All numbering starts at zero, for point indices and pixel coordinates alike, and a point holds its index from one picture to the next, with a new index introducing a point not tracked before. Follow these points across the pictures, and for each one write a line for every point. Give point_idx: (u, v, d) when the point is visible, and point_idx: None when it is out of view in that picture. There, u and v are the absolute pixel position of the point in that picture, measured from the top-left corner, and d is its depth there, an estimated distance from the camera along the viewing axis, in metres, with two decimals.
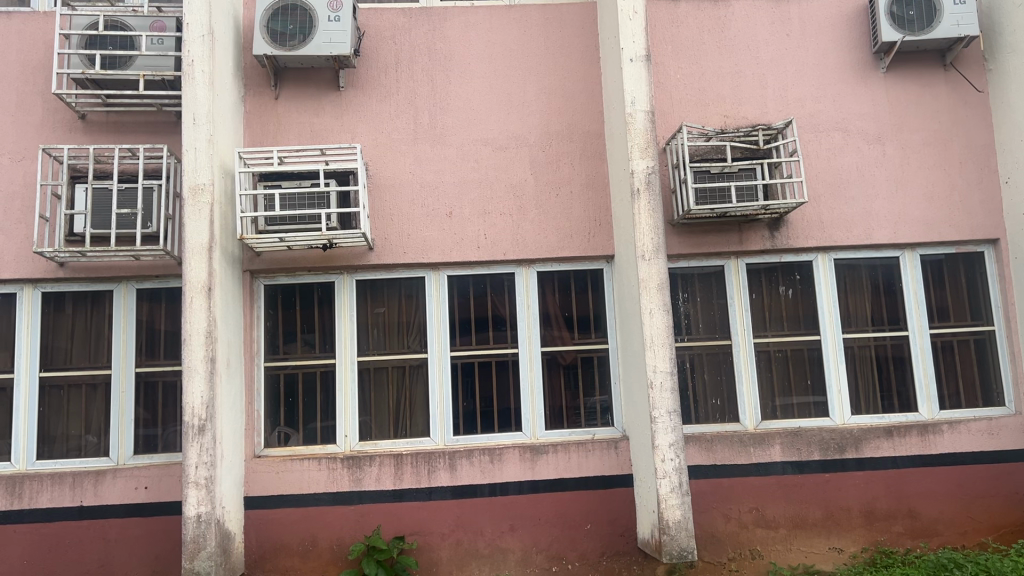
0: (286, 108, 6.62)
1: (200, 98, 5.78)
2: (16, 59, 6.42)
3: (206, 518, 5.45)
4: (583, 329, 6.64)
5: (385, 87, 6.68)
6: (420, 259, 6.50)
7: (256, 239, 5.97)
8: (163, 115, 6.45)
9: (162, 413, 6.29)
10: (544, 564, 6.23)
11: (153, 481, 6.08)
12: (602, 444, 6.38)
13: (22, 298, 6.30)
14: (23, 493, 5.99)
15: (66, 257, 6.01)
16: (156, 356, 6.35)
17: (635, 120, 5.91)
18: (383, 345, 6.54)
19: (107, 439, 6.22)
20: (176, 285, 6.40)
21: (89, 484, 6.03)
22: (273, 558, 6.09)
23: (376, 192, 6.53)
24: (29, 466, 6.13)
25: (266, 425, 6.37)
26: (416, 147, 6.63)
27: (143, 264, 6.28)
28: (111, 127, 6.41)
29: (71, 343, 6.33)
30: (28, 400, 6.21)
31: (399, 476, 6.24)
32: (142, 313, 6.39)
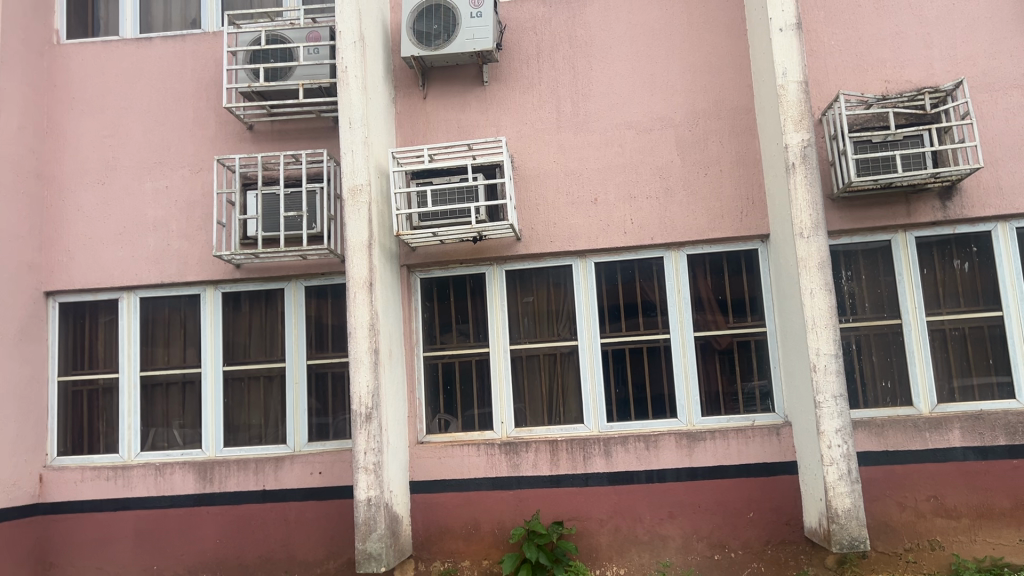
0: (435, 106, 6.81)
1: (354, 102, 6.06)
2: (191, 78, 6.95)
3: (375, 502, 5.75)
4: (738, 312, 6.46)
5: (527, 78, 6.75)
6: (568, 247, 6.53)
7: (411, 235, 6.19)
8: (322, 121, 6.81)
9: (332, 403, 6.66)
10: (706, 552, 6.13)
11: (326, 466, 6.45)
12: (763, 430, 6.19)
13: (205, 298, 6.83)
14: (213, 477, 6.52)
15: (242, 259, 6.48)
16: (325, 349, 6.73)
17: (788, 92, 5.68)
18: (535, 333, 6.62)
19: (284, 427, 6.66)
20: (340, 281, 6.75)
21: (269, 469, 6.49)
22: (439, 541, 6.33)
23: (523, 183, 6.62)
24: (218, 452, 6.66)
25: (427, 412, 6.61)
26: (561, 136, 6.66)
27: (309, 262, 6.68)
28: (276, 136, 6.84)
29: (248, 339, 6.80)
30: (214, 392, 6.74)
31: (556, 462, 6.31)
32: (310, 309, 6.78)
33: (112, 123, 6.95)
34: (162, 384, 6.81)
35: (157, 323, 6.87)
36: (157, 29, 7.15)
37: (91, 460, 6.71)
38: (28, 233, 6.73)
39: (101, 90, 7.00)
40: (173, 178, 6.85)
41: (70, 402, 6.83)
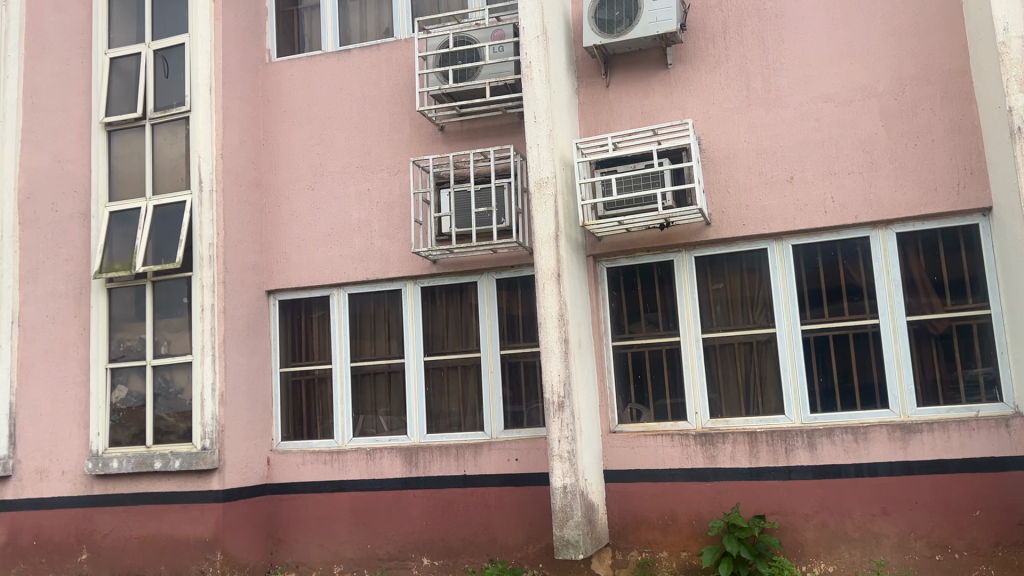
0: (618, 94, 6.76)
1: (539, 96, 6.18)
2: (386, 84, 7.34)
3: (571, 489, 5.85)
4: (957, 294, 5.93)
5: (714, 57, 6.54)
6: (761, 230, 6.28)
7: (598, 225, 6.21)
8: (508, 117, 6.96)
9: (525, 392, 6.81)
10: (926, 553, 5.71)
11: (522, 453, 6.64)
12: (989, 422, 5.66)
13: (405, 293, 7.20)
14: (418, 462, 6.89)
15: (437, 254, 6.79)
16: (517, 339, 6.89)
17: (1010, 49, 5.14)
18: (728, 321, 6.41)
19: (481, 415, 6.90)
20: (529, 273, 6.89)
21: (470, 455, 6.76)
22: (636, 531, 6.31)
23: (712, 167, 6.44)
24: (421, 439, 7.00)
25: (618, 402, 6.58)
26: (751, 115, 6.40)
27: (500, 256, 6.89)
28: (465, 134, 7.08)
29: (445, 330, 7.09)
30: (416, 381, 7.10)
31: (755, 454, 6.11)
32: (501, 301, 6.96)
33: (319, 133, 7.47)
34: (370, 373, 7.25)
35: (363, 318, 7.31)
36: (355, 40, 7.59)
37: (311, 445, 7.27)
38: (251, 238, 7.39)
39: (307, 102, 7.55)
40: (373, 180, 7.27)
41: (290, 390, 7.43)
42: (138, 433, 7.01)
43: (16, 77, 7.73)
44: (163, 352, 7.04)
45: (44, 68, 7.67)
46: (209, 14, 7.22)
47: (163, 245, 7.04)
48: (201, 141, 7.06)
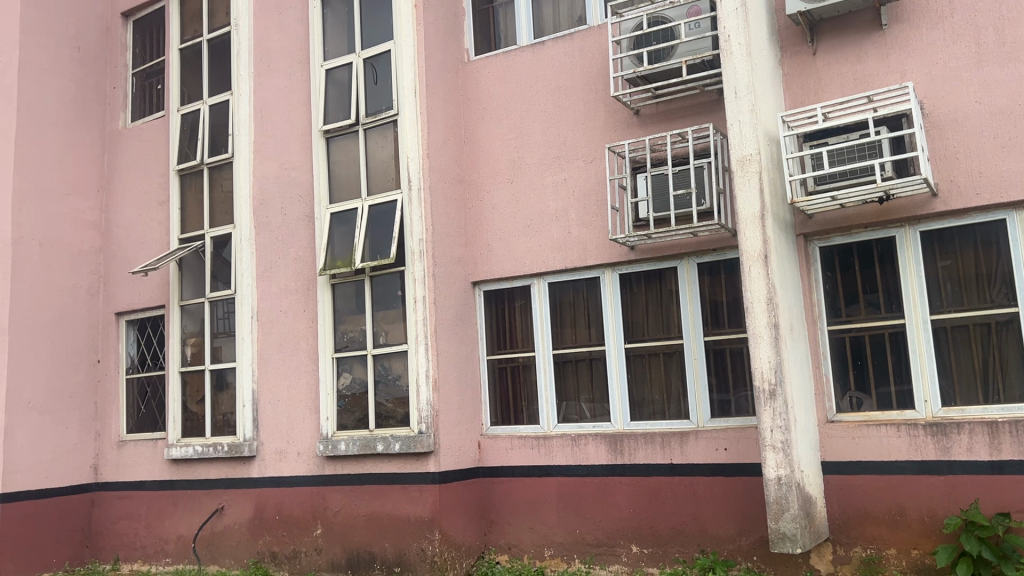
0: (826, 61, 6.34)
1: (739, 71, 5.95)
2: (580, 73, 7.34)
3: (786, 481, 5.60)
4: None
5: (936, 13, 5.96)
6: (998, 199, 5.66)
7: (807, 201, 5.86)
8: (707, 95, 6.74)
9: (732, 379, 6.59)
10: None
11: (731, 442, 6.44)
12: None
13: (604, 280, 7.18)
14: (624, 449, 6.88)
15: (636, 240, 6.72)
16: (722, 325, 6.67)
17: None
18: (960, 301, 5.84)
19: (687, 403, 6.75)
20: (733, 256, 6.64)
21: (676, 444, 6.66)
22: (860, 526, 5.92)
23: (936, 132, 5.88)
24: (626, 426, 6.97)
25: (836, 390, 6.18)
26: (983, 73, 5.78)
27: (701, 239, 6.70)
28: (662, 117, 6.93)
29: (647, 317, 7.00)
30: (618, 368, 7.07)
31: (997, 446, 5.55)
32: (704, 286, 6.76)
33: (517, 125, 7.62)
34: (572, 361, 7.31)
35: (564, 306, 7.38)
36: (549, 31, 7.65)
37: (518, 430, 7.45)
38: (456, 231, 7.68)
39: (505, 96, 7.72)
40: (570, 170, 7.30)
41: (497, 377, 7.65)
42: (362, 417, 7.53)
43: (247, 94, 8.52)
44: (381, 342, 7.50)
45: (270, 84, 8.39)
46: (412, 20, 7.57)
47: (379, 241, 7.49)
48: (408, 142, 7.43)
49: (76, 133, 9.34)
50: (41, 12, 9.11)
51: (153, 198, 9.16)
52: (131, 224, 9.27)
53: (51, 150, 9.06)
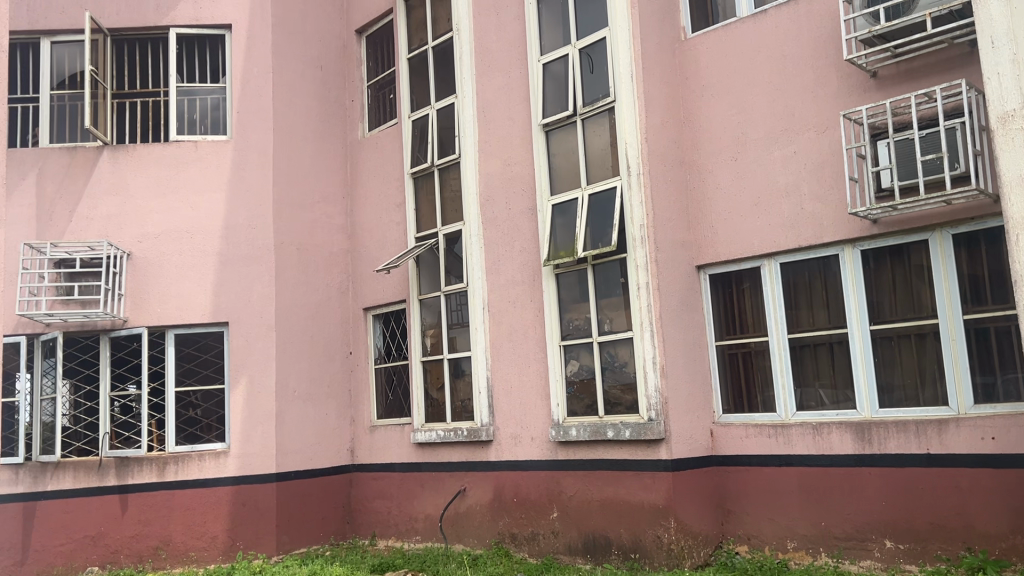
0: None
1: (995, 18, 5.36)
2: (808, 39, 6.91)
3: None
4: None
5: None
6: None
7: None
8: (957, 49, 6.10)
9: (999, 361, 5.94)
10: None
11: (1001, 431, 5.80)
12: None
13: (843, 258, 6.73)
14: (872, 439, 6.43)
15: (879, 213, 6.24)
16: (984, 302, 6.03)
17: None
18: None
19: (944, 387, 6.18)
20: (995, 224, 5.96)
21: (933, 433, 6.12)
22: None
23: None
24: (873, 413, 6.51)
25: None
26: None
27: (955, 208, 6.08)
28: (904, 77, 6.37)
29: (894, 296, 6.49)
30: (863, 351, 6.61)
31: None
32: (962, 261, 6.13)
33: (739, 101, 7.33)
34: (809, 345, 6.94)
35: (798, 287, 7.02)
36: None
37: (753, 417, 7.20)
38: (679, 215, 7.55)
39: (726, 72, 7.45)
40: (800, 143, 6.92)
41: (728, 363, 7.44)
42: (591, 404, 7.61)
43: (471, 95, 8.88)
44: (607, 330, 7.53)
45: (492, 84, 8.68)
46: (626, 4, 7.49)
47: (599, 230, 7.51)
48: (627, 128, 7.39)
49: (322, 145, 10.21)
50: (288, 38, 10.02)
51: (391, 200, 9.81)
52: (373, 226, 10.00)
53: (302, 163, 9.97)
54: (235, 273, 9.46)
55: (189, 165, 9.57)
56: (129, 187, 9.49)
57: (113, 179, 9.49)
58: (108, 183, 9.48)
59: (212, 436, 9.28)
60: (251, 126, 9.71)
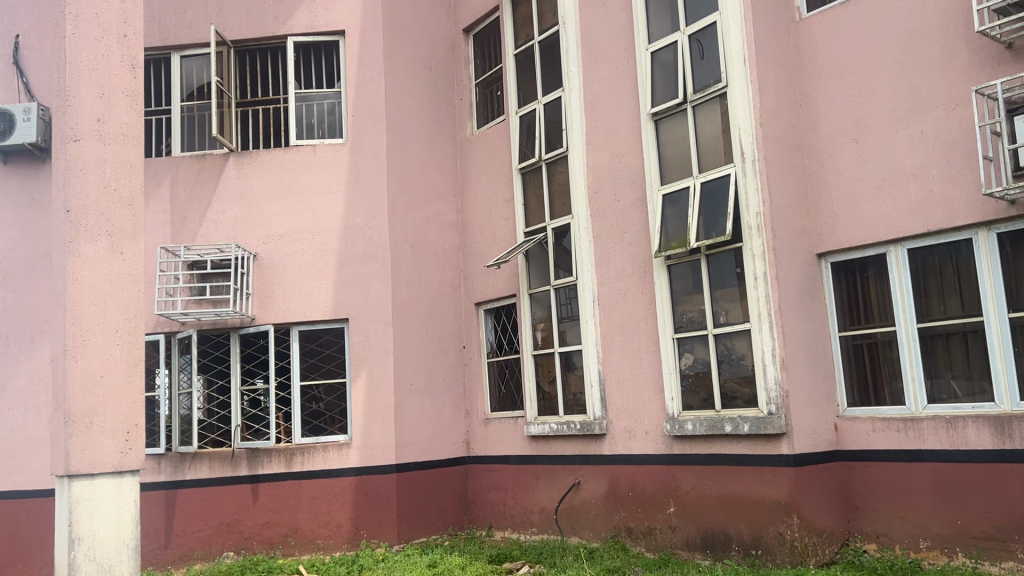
0: None
1: None
2: (934, 11, 6.54)
3: None
4: None
5: None
6: None
7: None
8: None
9: None
10: None
11: None
12: None
13: (978, 242, 6.34)
14: (1013, 433, 6.04)
15: (1017, 193, 5.85)
16: None
17: None
18: None
19: None
20: None
21: None
22: None
23: None
24: (1014, 406, 6.12)
25: None
26: None
27: None
28: None
29: None
30: (1002, 340, 6.21)
31: None
32: None
33: (860, 81, 7.03)
34: (941, 334, 6.59)
35: (928, 273, 6.67)
36: None
37: (881, 411, 6.90)
38: (797, 202, 7.31)
39: (845, 52, 7.14)
40: (927, 121, 6.57)
41: (852, 355, 7.17)
42: (707, 397, 7.48)
43: (578, 87, 8.86)
44: (722, 322, 7.38)
45: (599, 75, 8.63)
46: None
47: (713, 220, 7.35)
48: (740, 114, 7.20)
49: (433, 144, 10.41)
50: (399, 40, 10.26)
51: (500, 195, 9.91)
52: (483, 222, 10.13)
53: (414, 162, 10.20)
54: (352, 271, 9.78)
55: (308, 168, 9.95)
56: (253, 191, 9.94)
57: (238, 184, 9.96)
58: (234, 188, 9.96)
59: (335, 428, 9.65)
60: (365, 128, 10.00)
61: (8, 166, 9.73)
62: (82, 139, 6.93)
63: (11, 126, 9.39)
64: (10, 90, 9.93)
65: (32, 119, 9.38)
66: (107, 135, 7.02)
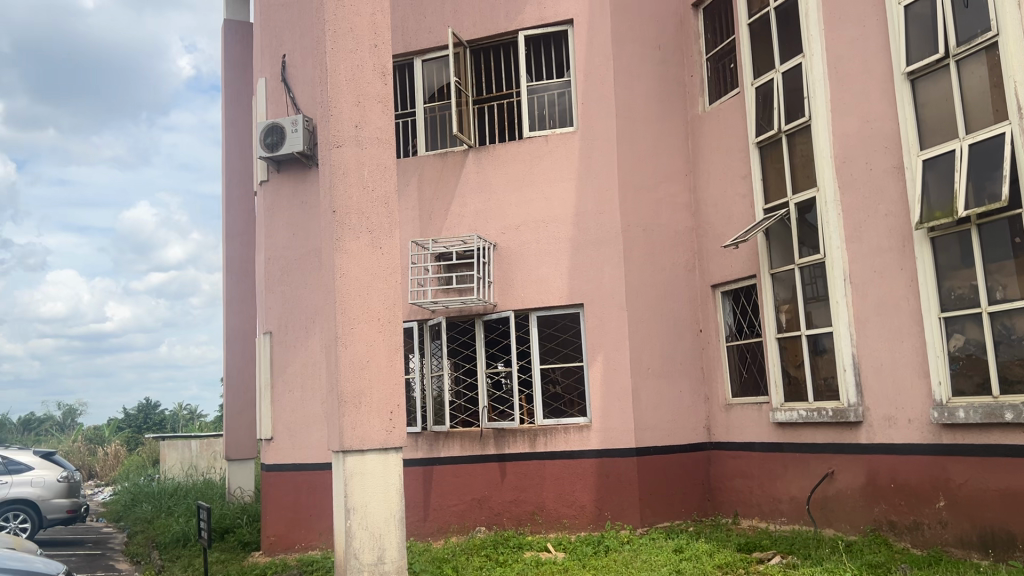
0: None
1: None
2: None
3: None
4: None
5: None
6: None
7: None
8: None
9: None
10: None
11: None
12: None
13: None
14: None
15: None
16: None
17: None
18: None
19: None
20: None
21: None
22: None
23: None
24: None
25: None
26: None
27: None
28: None
29: None
30: None
31: None
32: None
33: None
34: None
35: None
36: None
37: None
38: None
39: None
40: None
41: None
42: (983, 383, 6.74)
43: (820, 53, 8.31)
44: (999, 298, 6.63)
45: (844, 37, 8.06)
46: None
47: (984, 184, 6.61)
48: (1015, 64, 6.39)
49: (664, 125, 10.27)
50: (627, 22, 10.19)
51: (736, 172, 9.58)
52: (718, 201, 9.85)
53: (645, 145, 10.13)
54: (587, 257, 9.91)
55: (542, 158, 10.19)
56: (491, 184, 10.35)
57: (477, 177, 10.41)
58: (474, 182, 10.42)
59: (575, 410, 9.86)
60: (595, 114, 10.06)
61: (281, 174, 10.91)
62: (343, 145, 7.59)
63: (283, 137, 10.54)
64: (280, 105, 11.10)
65: (299, 130, 10.44)
66: (364, 140, 7.63)
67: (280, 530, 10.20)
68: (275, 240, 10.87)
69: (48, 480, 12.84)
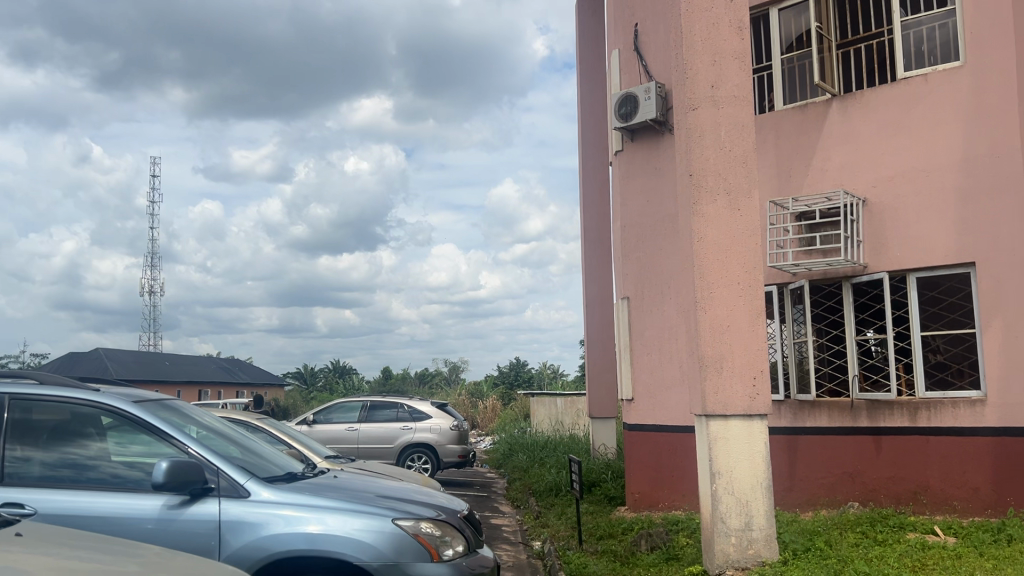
0: None
1: None
2: None
3: None
4: None
5: None
6: None
7: None
8: None
9: None
10: None
11: None
12: None
13: None
14: None
15: None
16: None
17: None
18: None
19: None
20: None
21: None
22: None
23: None
24: None
25: None
26: None
27: None
28: None
29: None
30: None
31: None
32: None
33: None
34: None
35: None
36: None
37: None
38: None
39: None
40: None
41: None
42: None
43: None
44: None
45: None
46: None
47: None
48: None
49: None
50: None
51: None
52: None
53: None
54: (979, 209, 8.71)
55: (920, 100, 9.15)
56: (859, 134, 9.54)
57: (843, 129, 9.66)
58: (839, 133, 9.69)
59: (966, 382, 8.79)
60: (988, 44, 8.76)
61: (635, 142, 11.11)
62: (699, 106, 7.52)
63: (636, 105, 10.70)
64: (634, 74, 11.30)
65: (652, 97, 10.54)
66: (720, 99, 7.48)
67: (643, 489, 10.55)
68: (631, 207, 11.14)
69: (442, 427, 14.63)
